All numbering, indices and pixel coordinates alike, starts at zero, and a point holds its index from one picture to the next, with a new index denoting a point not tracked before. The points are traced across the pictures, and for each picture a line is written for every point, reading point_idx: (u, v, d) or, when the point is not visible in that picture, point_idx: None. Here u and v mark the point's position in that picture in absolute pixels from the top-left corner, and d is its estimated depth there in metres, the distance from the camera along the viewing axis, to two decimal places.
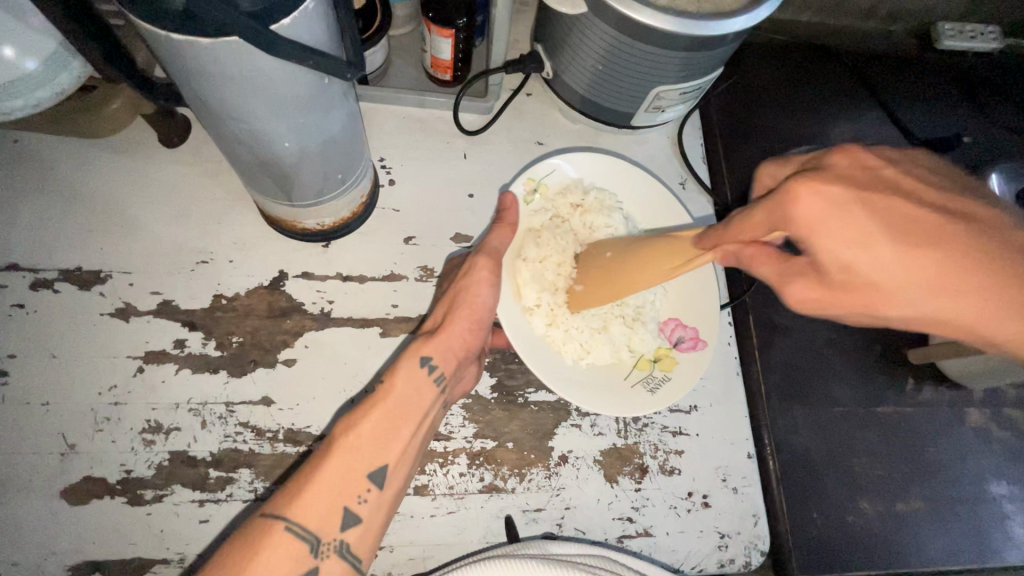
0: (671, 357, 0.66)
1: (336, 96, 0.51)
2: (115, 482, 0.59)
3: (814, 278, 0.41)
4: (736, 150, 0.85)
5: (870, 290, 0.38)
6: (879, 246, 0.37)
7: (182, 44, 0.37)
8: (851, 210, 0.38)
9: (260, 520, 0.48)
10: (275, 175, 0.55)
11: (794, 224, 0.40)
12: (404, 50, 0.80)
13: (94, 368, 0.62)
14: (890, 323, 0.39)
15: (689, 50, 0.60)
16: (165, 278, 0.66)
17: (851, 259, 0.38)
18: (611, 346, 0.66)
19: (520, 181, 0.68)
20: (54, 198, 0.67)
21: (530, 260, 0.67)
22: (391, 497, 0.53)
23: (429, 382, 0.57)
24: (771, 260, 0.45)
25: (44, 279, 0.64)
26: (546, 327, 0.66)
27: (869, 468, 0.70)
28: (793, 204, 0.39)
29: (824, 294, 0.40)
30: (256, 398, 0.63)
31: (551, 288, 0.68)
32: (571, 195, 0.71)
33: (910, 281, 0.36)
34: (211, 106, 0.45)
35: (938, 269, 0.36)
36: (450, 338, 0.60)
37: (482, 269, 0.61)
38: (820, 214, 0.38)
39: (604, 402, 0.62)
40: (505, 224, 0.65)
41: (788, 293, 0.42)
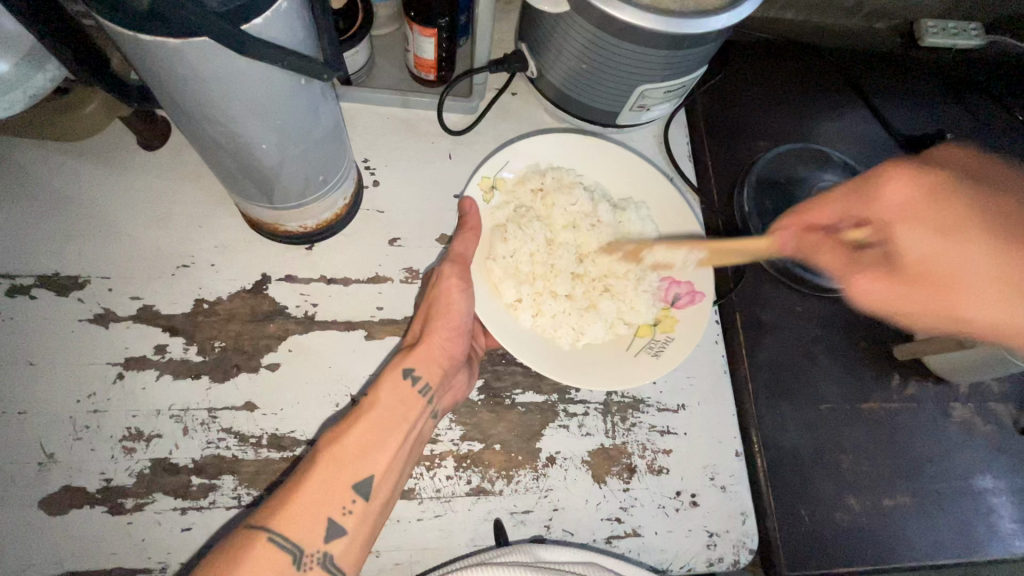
0: (670, 316, 0.67)
1: (314, 98, 0.50)
2: (95, 490, 0.58)
3: (882, 272, 0.49)
4: (723, 149, 0.85)
5: (946, 286, 0.45)
6: (964, 240, 0.45)
7: (152, 46, 0.37)
8: (930, 204, 0.47)
9: (243, 531, 0.49)
10: (255, 178, 0.54)
11: (878, 216, 0.50)
12: (388, 50, 0.79)
13: (73, 375, 0.61)
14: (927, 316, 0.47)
15: (672, 48, 0.60)
16: (145, 283, 0.65)
17: (928, 250, 0.46)
18: (603, 322, 0.66)
19: (474, 183, 0.68)
20: (30, 203, 0.66)
21: (501, 256, 0.66)
22: (378, 508, 0.53)
23: (413, 395, 0.57)
24: (841, 256, 0.53)
25: (21, 285, 0.63)
26: (534, 319, 0.65)
27: (856, 464, 0.71)
28: (880, 190, 0.50)
29: (889, 286, 0.48)
30: (239, 403, 0.63)
31: (529, 278, 0.67)
32: (531, 182, 0.71)
33: (974, 268, 0.44)
34: (187, 108, 0.44)
35: (976, 264, 0.44)
36: (432, 349, 0.60)
37: (451, 278, 0.62)
38: (904, 203, 0.49)
39: (614, 379, 0.63)
40: (468, 229, 0.65)
41: (852, 284, 0.50)
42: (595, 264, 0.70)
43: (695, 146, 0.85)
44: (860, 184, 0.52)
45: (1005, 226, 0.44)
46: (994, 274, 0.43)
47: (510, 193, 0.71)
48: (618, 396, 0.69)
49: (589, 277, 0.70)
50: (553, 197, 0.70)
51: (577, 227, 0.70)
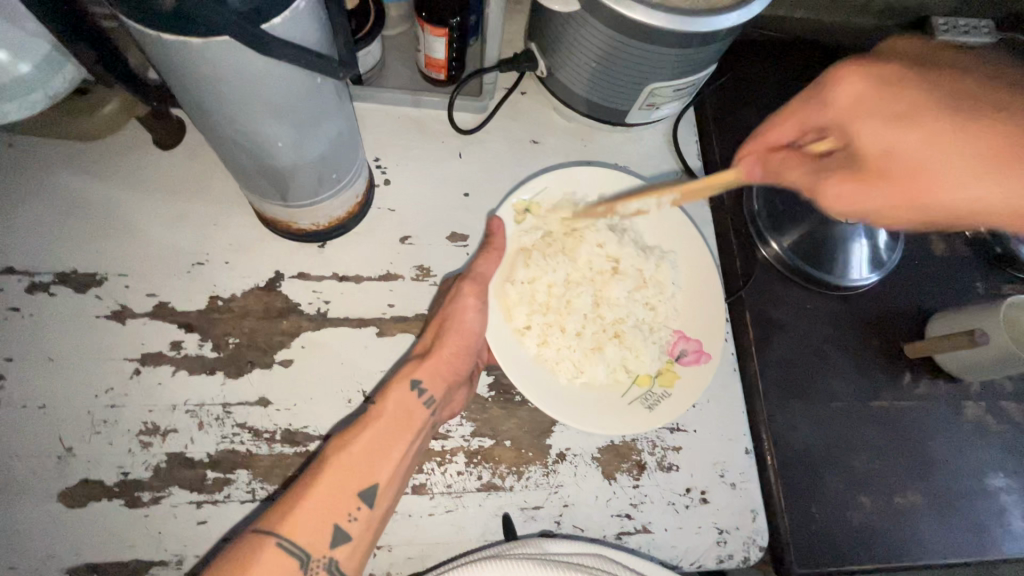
0: (673, 371, 0.66)
1: (329, 98, 0.51)
2: (113, 484, 0.59)
3: (849, 171, 0.43)
4: (732, 148, 0.85)
5: (915, 175, 0.40)
6: (916, 116, 0.40)
7: (174, 45, 0.37)
8: (881, 98, 0.42)
9: (250, 535, 0.49)
10: (269, 176, 0.55)
11: (834, 114, 0.45)
12: (399, 50, 0.80)
13: (91, 370, 0.62)
14: (930, 212, 0.41)
15: (682, 47, 0.60)
16: (161, 280, 0.66)
17: (894, 141, 0.41)
18: (606, 365, 0.66)
19: (508, 204, 0.68)
20: (48, 202, 0.67)
21: (520, 281, 0.68)
22: (382, 514, 0.54)
23: (419, 408, 0.58)
24: (804, 165, 0.47)
25: (40, 283, 0.64)
26: (539, 348, 0.66)
27: (867, 462, 0.70)
28: (834, 88, 0.45)
29: (859, 184, 0.42)
30: (253, 398, 0.63)
31: (543, 308, 0.68)
32: (565, 212, 0.71)
33: (950, 157, 0.39)
34: (206, 106, 0.45)
35: (972, 146, 0.38)
36: (439, 364, 0.60)
37: (468, 297, 0.61)
38: (857, 100, 0.43)
39: (596, 423, 0.62)
40: (492, 251, 0.64)
41: (824, 193, 0.45)
42: (612, 311, 0.69)
43: (705, 145, 0.85)
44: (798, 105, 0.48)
45: (984, 103, 0.40)
46: (984, 156, 0.38)
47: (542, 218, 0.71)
48: None
49: (603, 319, 0.69)
50: (579, 233, 0.69)
51: (603, 268, 0.70)
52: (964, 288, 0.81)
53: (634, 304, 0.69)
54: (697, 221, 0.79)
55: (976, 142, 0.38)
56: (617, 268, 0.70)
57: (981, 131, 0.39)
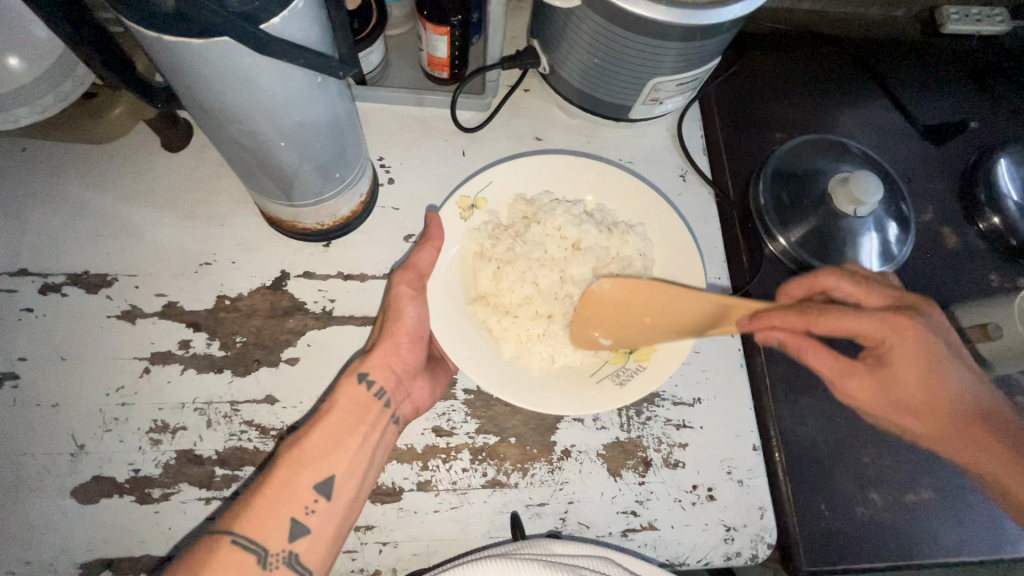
0: (649, 344, 0.64)
1: (331, 96, 0.51)
2: (124, 480, 0.60)
3: (870, 384, 0.59)
4: (738, 141, 0.84)
5: (904, 410, 0.58)
6: (927, 386, 0.57)
7: (175, 46, 0.38)
8: (936, 355, 0.56)
9: (208, 535, 0.51)
10: (273, 176, 0.56)
11: (886, 344, 0.57)
12: (401, 49, 0.80)
13: (102, 370, 0.63)
14: (890, 424, 0.60)
15: (684, 40, 0.60)
16: (170, 280, 0.67)
17: (912, 385, 0.57)
18: (580, 347, 0.66)
19: (453, 201, 0.67)
20: (61, 204, 0.68)
21: (488, 290, 0.67)
22: (342, 507, 0.55)
23: (369, 400, 0.59)
24: (835, 361, 0.60)
25: (52, 283, 0.65)
26: (515, 351, 0.65)
27: (877, 459, 0.69)
28: (901, 331, 0.56)
29: (871, 394, 0.59)
30: (259, 396, 0.64)
31: (512, 310, 0.67)
32: (518, 207, 0.71)
33: (937, 412, 0.57)
34: (207, 105, 0.45)
35: (954, 411, 0.57)
36: (385, 352, 0.61)
37: (400, 286, 0.61)
38: (909, 347, 0.56)
39: (571, 406, 0.61)
40: (428, 242, 0.63)
41: (847, 387, 0.60)
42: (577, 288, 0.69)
43: (710, 139, 0.84)
44: (882, 318, 0.57)
45: (964, 379, 0.57)
46: (955, 419, 0.57)
47: (491, 212, 0.70)
48: None
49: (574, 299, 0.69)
50: (535, 219, 0.70)
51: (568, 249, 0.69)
52: (977, 280, 0.79)
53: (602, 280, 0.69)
54: (701, 216, 0.79)
55: (959, 436, 0.57)
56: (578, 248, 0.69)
57: (973, 426, 0.56)
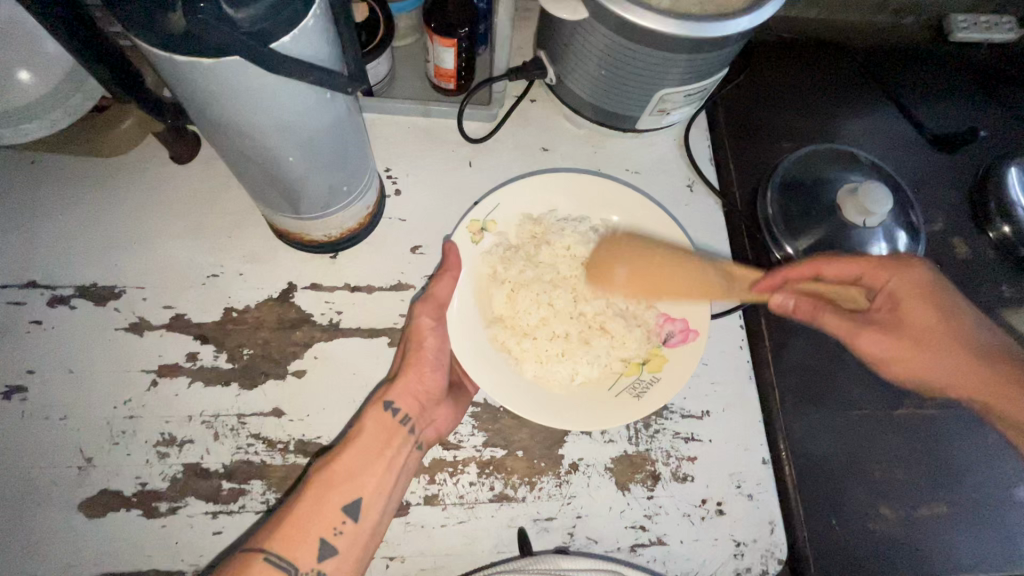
0: (659, 355, 0.64)
1: (339, 110, 0.51)
2: (130, 494, 0.60)
3: (880, 334, 0.58)
4: (745, 151, 0.84)
5: (919, 354, 0.56)
6: (937, 322, 0.56)
7: (186, 66, 0.38)
8: (928, 290, 0.57)
9: (240, 553, 0.50)
10: (281, 189, 0.56)
11: (890, 284, 0.58)
12: (408, 60, 0.80)
13: (110, 383, 0.63)
14: (904, 378, 0.59)
15: (691, 52, 0.60)
16: (178, 292, 0.67)
17: (924, 323, 0.56)
18: (597, 363, 0.65)
19: (462, 226, 0.67)
20: (69, 216, 0.68)
21: (504, 310, 0.67)
22: (369, 529, 0.55)
23: (395, 426, 0.59)
24: (838, 317, 0.60)
25: (61, 296, 0.65)
26: (537, 370, 0.64)
27: (888, 472, 0.69)
28: (903, 267, 0.58)
29: (890, 344, 0.57)
30: (266, 409, 0.64)
31: (527, 328, 0.66)
32: (528, 225, 0.70)
33: (938, 356, 0.55)
34: (217, 121, 0.46)
35: (950, 350, 0.55)
36: (411, 380, 0.61)
37: (422, 316, 0.62)
38: (918, 284, 0.57)
39: (595, 419, 0.61)
40: (445, 273, 0.64)
41: (861, 343, 0.59)
42: (590, 306, 0.69)
43: (717, 150, 0.84)
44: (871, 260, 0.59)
45: (960, 320, 0.56)
46: (963, 358, 0.54)
47: (501, 234, 0.70)
48: None
49: (587, 316, 0.69)
50: (545, 237, 0.70)
51: (576, 266, 0.70)
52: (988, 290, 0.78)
53: (614, 296, 0.69)
54: (709, 227, 0.79)
55: (971, 375, 0.54)
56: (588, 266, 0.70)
57: (985, 370, 0.54)
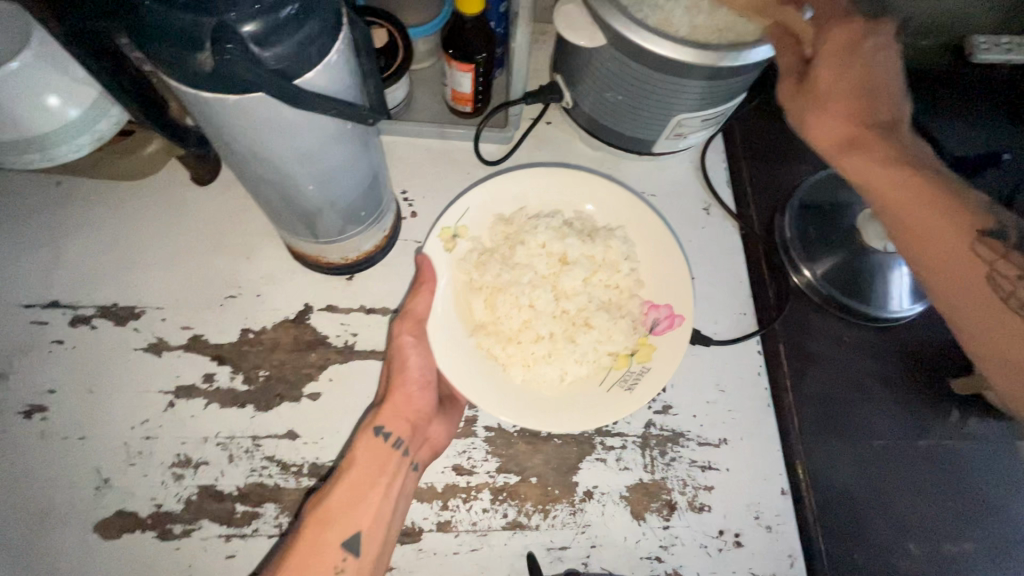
0: (648, 344, 0.63)
1: (358, 138, 0.52)
2: (145, 516, 0.60)
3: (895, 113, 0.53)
4: (761, 173, 0.83)
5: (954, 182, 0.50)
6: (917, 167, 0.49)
7: (212, 100, 0.39)
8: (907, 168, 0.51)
9: None
10: (300, 214, 0.57)
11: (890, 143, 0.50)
12: (425, 83, 0.81)
13: (128, 403, 0.64)
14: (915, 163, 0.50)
15: (708, 80, 0.60)
16: (196, 313, 0.68)
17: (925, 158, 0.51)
18: (584, 359, 0.64)
19: (433, 236, 0.65)
20: (93, 237, 0.70)
21: (485, 316, 0.66)
22: (372, 559, 0.56)
23: (388, 452, 0.60)
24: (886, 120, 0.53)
25: (83, 315, 0.66)
26: (524, 374, 0.63)
27: (912, 505, 0.67)
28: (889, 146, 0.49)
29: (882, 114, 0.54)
30: (281, 431, 0.64)
31: (507, 330, 0.65)
32: (501, 228, 0.69)
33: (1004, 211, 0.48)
34: (241, 150, 0.46)
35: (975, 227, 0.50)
36: (397, 403, 0.62)
37: (402, 335, 0.63)
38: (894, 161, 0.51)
39: (583, 422, 0.60)
40: (421, 288, 0.64)
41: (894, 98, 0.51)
42: (572, 301, 0.67)
43: (733, 171, 0.83)
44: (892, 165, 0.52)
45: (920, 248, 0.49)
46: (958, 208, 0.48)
47: (475, 240, 0.69)
48: (657, 430, 0.68)
49: (570, 312, 0.67)
50: (518, 238, 0.68)
51: (554, 260, 0.68)
52: None
53: (594, 289, 0.68)
54: (725, 250, 0.78)
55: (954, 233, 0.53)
56: (565, 261, 0.68)
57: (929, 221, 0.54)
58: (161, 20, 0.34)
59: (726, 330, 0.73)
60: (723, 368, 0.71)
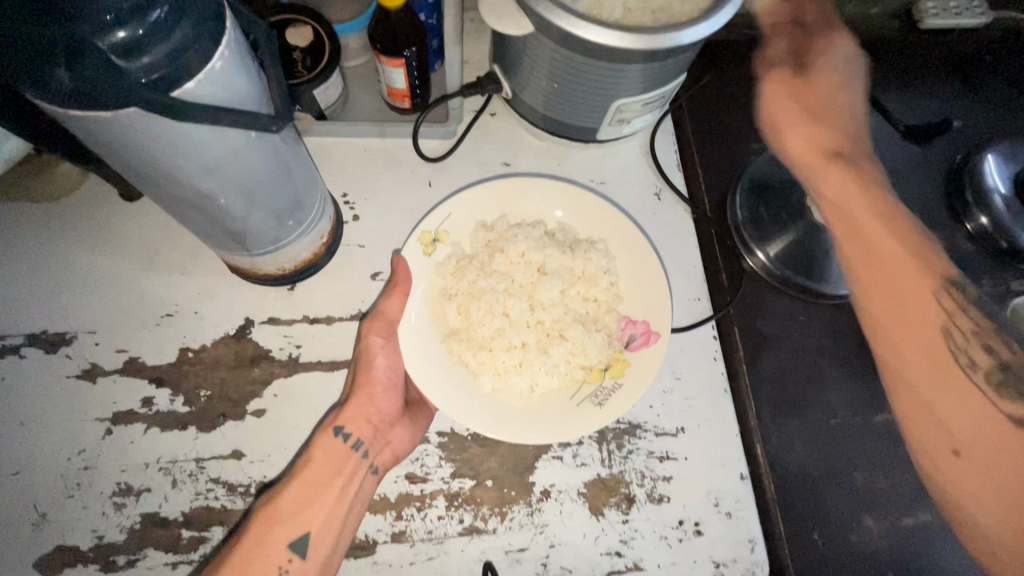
0: (624, 359, 0.62)
1: (273, 146, 0.49)
2: (87, 548, 0.58)
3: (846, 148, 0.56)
4: (712, 155, 0.82)
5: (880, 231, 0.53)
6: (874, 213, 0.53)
7: (86, 118, 0.36)
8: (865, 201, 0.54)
9: None
10: (223, 228, 0.54)
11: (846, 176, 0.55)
12: (361, 80, 0.78)
13: (64, 433, 0.61)
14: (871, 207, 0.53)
15: (642, 62, 0.58)
16: (131, 335, 0.65)
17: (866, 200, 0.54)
18: (558, 369, 0.62)
19: (413, 239, 0.65)
20: (16, 262, 0.67)
21: (460, 324, 0.65)
22: (318, 566, 0.55)
23: (346, 452, 0.59)
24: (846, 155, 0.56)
25: (10, 345, 0.64)
26: (495, 383, 0.62)
27: (870, 481, 0.67)
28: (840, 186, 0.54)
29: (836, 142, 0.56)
30: (226, 452, 0.62)
31: (479, 340, 0.64)
32: (477, 234, 0.67)
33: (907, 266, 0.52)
34: (138, 168, 0.44)
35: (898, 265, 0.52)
36: (361, 403, 0.61)
37: (372, 334, 0.63)
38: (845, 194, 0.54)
39: (548, 432, 0.59)
40: (396, 289, 0.63)
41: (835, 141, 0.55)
42: (547, 313, 0.66)
43: (684, 154, 0.81)
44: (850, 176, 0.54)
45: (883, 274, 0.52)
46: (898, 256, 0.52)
47: (455, 246, 0.67)
48: (613, 423, 0.67)
49: (545, 324, 0.66)
50: (500, 246, 0.67)
51: (533, 272, 0.67)
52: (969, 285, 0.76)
53: (570, 302, 0.67)
54: (677, 235, 0.77)
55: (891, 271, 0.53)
56: (543, 273, 0.67)
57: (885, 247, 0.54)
58: (5, 35, 0.31)
59: (680, 317, 0.72)
60: (679, 356, 0.70)
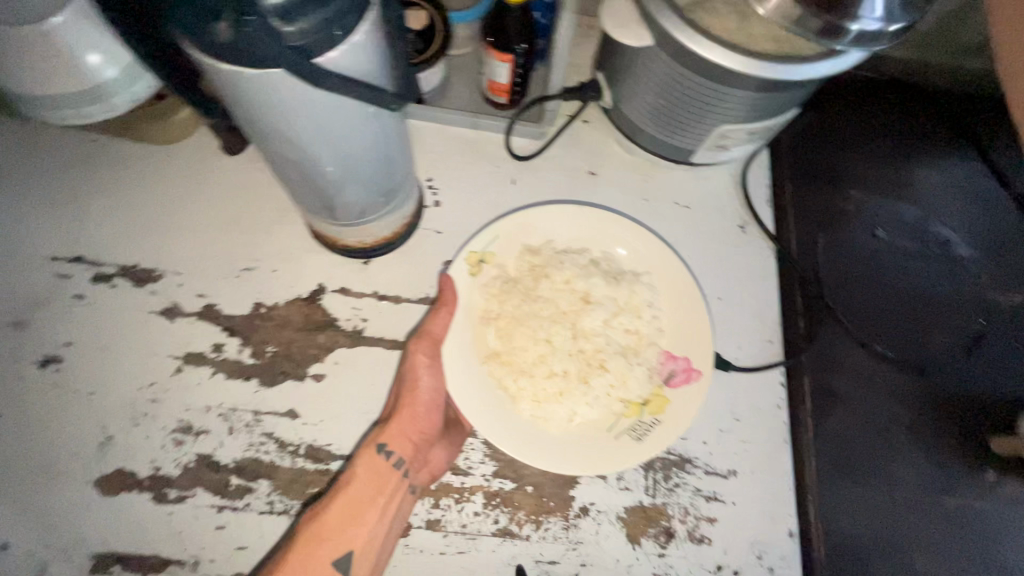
0: (663, 396, 0.61)
1: (383, 127, 0.51)
2: (144, 477, 0.61)
3: None
4: (804, 198, 0.78)
5: None
6: None
7: (232, 74, 0.38)
8: None
9: None
10: (319, 194, 0.55)
11: None
12: (463, 69, 0.79)
13: (139, 364, 0.64)
14: None
15: (757, 92, 0.56)
16: (213, 282, 0.68)
17: None
18: (596, 404, 0.61)
19: (460, 259, 0.65)
20: (121, 197, 0.71)
21: (501, 346, 0.63)
22: None
23: (389, 472, 0.59)
24: None
25: (104, 273, 0.67)
26: (532, 411, 0.61)
27: (930, 566, 0.62)
28: None
29: None
30: (282, 410, 0.64)
31: (522, 364, 0.62)
32: (529, 256, 0.67)
33: None
34: (259, 125, 0.45)
35: None
36: (404, 421, 0.61)
37: (417, 353, 0.62)
38: None
39: (584, 468, 0.58)
40: (442, 307, 0.63)
41: None
42: (591, 341, 0.63)
43: (776, 191, 0.78)
44: None
45: None
46: None
47: (501, 267, 0.67)
48: (663, 452, 0.65)
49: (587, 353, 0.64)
50: (543, 271, 0.66)
51: (577, 297, 0.65)
52: None
53: (613, 333, 0.64)
54: (756, 271, 0.74)
55: None
56: (588, 300, 0.65)
57: None
58: None
59: (748, 356, 0.70)
60: (741, 396, 0.68)
